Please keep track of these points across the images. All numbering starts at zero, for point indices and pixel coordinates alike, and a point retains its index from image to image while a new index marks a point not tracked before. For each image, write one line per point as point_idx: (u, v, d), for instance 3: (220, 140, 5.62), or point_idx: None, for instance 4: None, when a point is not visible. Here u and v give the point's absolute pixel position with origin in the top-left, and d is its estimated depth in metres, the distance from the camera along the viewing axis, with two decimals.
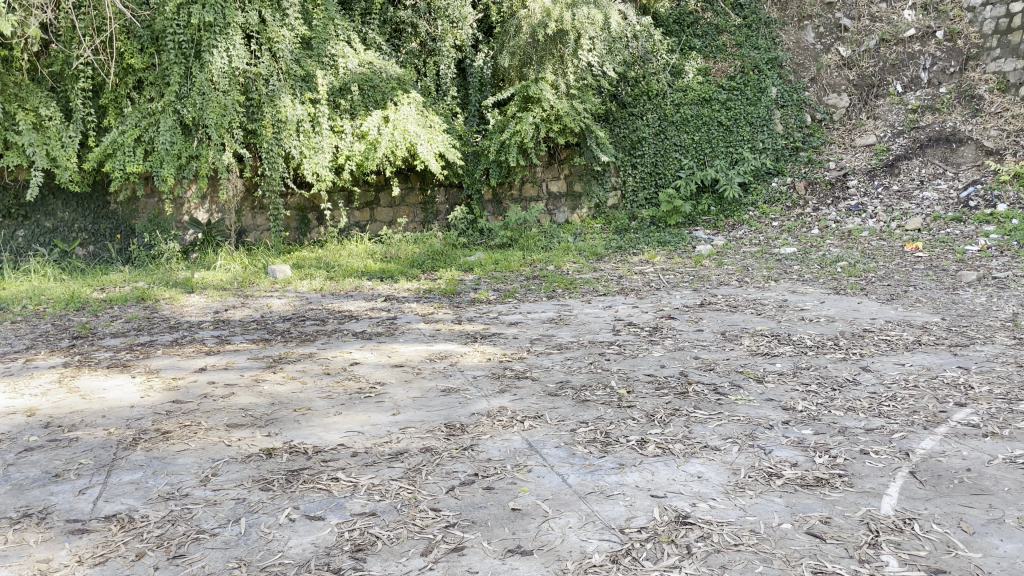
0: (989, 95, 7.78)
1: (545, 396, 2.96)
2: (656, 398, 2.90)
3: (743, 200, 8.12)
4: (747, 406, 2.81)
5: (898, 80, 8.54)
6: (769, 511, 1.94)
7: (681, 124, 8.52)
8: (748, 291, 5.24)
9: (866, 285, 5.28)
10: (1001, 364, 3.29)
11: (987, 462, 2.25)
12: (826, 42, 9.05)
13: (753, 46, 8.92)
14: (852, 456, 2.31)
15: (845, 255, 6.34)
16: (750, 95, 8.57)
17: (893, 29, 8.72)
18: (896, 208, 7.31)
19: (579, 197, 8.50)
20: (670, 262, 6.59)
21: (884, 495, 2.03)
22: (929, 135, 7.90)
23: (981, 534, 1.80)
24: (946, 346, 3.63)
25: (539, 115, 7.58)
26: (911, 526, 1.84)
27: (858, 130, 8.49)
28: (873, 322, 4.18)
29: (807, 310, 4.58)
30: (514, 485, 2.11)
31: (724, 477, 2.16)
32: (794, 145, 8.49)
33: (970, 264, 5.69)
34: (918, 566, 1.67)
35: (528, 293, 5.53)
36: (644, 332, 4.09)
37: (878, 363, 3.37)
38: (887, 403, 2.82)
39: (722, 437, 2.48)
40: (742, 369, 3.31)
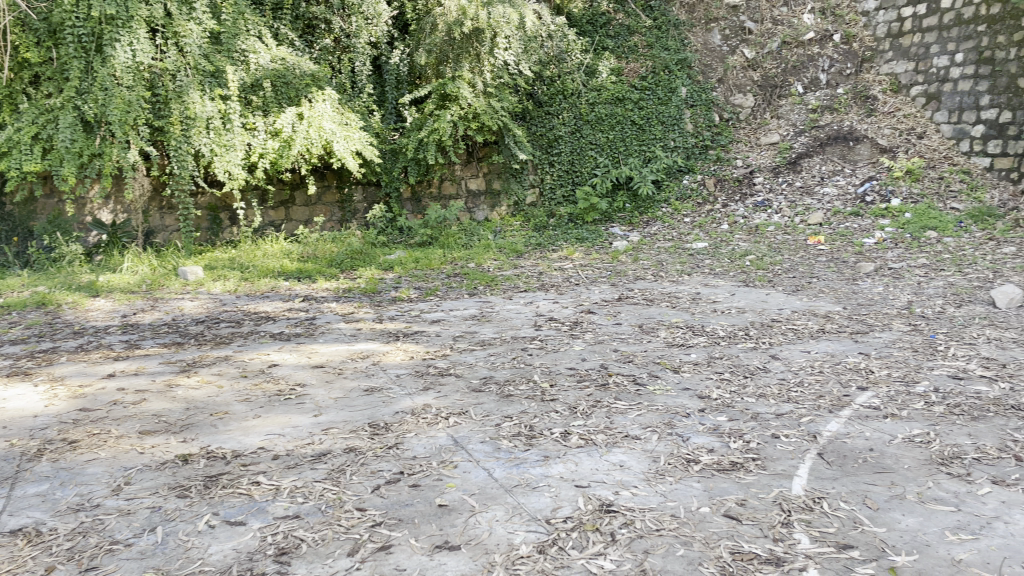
0: (882, 96, 8.35)
1: (469, 392, 2.98)
2: (578, 390, 2.96)
3: (657, 197, 8.33)
4: (665, 395, 2.91)
5: (799, 81, 8.92)
6: (688, 496, 2.02)
7: (595, 123, 8.62)
8: (663, 285, 5.40)
9: (773, 278, 5.52)
10: (898, 350, 3.50)
11: (888, 441, 2.40)
12: (731, 44, 9.39)
13: (664, 47, 9.15)
14: (763, 440, 2.43)
15: (753, 249, 6.60)
16: (662, 94, 8.74)
17: (795, 31, 9.13)
18: (799, 203, 7.64)
19: (498, 194, 8.54)
20: (588, 258, 6.71)
21: (794, 476, 2.14)
22: (829, 134, 8.28)
23: (885, 510, 1.93)
24: (848, 334, 3.84)
25: (457, 113, 7.58)
26: (820, 505, 1.95)
27: (763, 129, 8.83)
28: (780, 312, 4.38)
29: (719, 302, 4.75)
30: (440, 481, 2.13)
31: (645, 464, 2.23)
32: (704, 143, 8.76)
33: (868, 256, 6.02)
34: (828, 542, 1.77)
35: (449, 291, 5.54)
36: (566, 327, 4.16)
37: (786, 352, 3.53)
38: (796, 388, 2.97)
39: (642, 426, 2.56)
40: (659, 360, 3.42)
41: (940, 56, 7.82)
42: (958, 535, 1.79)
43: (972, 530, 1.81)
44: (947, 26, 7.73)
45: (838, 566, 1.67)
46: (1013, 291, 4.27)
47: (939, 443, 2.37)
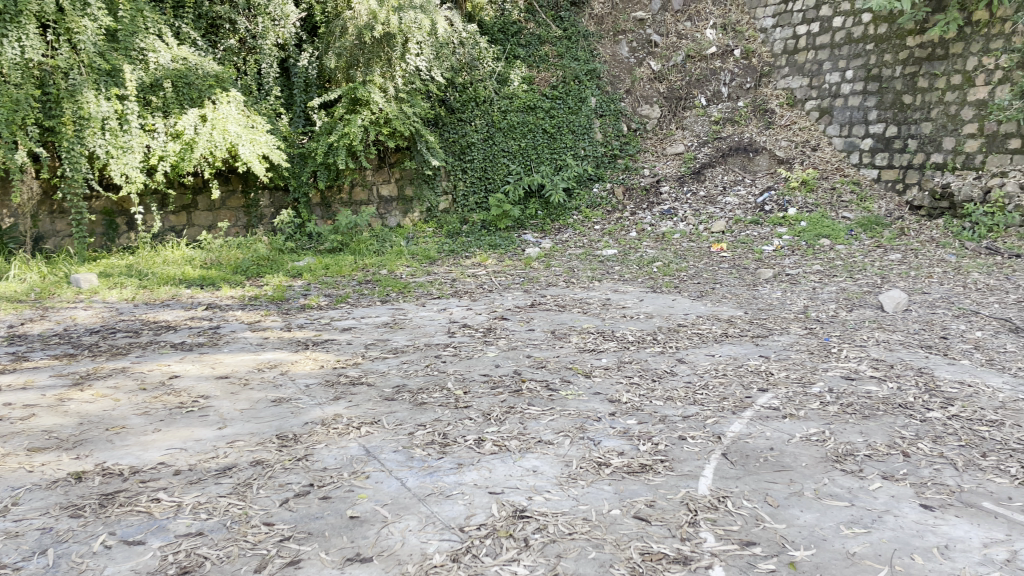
0: (779, 109, 8.72)
1: (381, 400, 2.94)
2: (491, 397, 2.97)
3: (568, 204, 8.45)
4: (577, 400, 2.94)
5: (702, 94, 9.22)
6: (600, 499, 2.05)
7: (508, 130, 8.67)
8: (574, 291, 5.48)
9: (679, 284, 5.68)
10: (795, 352, 3.66)
11: (787, 440, 2.50)
12: (638, 56, 9.65)
13: (574, 57, 9.32)
14: (671, 442, 2.49)
15: (660, 255, 6.78)
16: (571, 104, 8.94)
17: (698, 46, 9.41)
18: (703, 212, 7.90)
19: (411, 201, 8.46)
20: (501, 264, 6.74)
21: (700, 477, 2.21)
22: (730, 145, 8.60)
23: (784, 507, 2.01)
24: (749, 337, 3.99)
25: (368, 118, 7.47)
26: (725, 503, 2.02)
27: (669, 140, 9.10)
28: (686, 317, 4.52)
29: (628, 307, 4.85)
30: (351, 493, 2.09)
31: (558, 469, 2.26)
32: (613, 153, 8.96)
33: (767, 263, 6.28)
34: (732, 539, 1.83)
35: (360, 298, 5.45)
36: (479, 333, 4.16)
37: (691, 355, 3.64)
38: (701, 391, 3.06)
39: (554, 431, 2.58)
40: (571, 365, 3.46)
41: (831, 73, 8.26)
42: (852, 529, 1.88)
43: (865, 524, 1.91)
44: (838, 44, 8.18)
45: (742, 563, 1.73)
46: (899, 295, 4.53)
47: (833, 441, 2.49)
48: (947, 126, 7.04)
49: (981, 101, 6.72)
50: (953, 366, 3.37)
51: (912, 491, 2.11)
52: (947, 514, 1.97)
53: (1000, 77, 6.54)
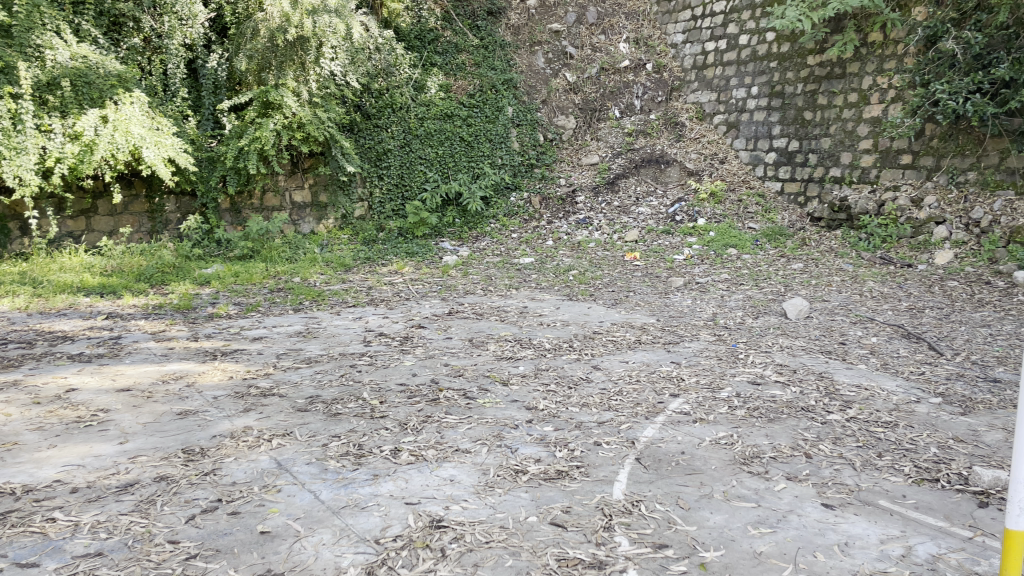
0: (689, 122, 9.15)
1: (294, 412, 2.86)
2: (408, 406, 2.93)
3: (485, 213, 8.47)
4: (494, 408, 2.94)
5: (616, 106, 9.44)
6: (516, 506, 2.05)
7: (425, 137, 8.57)
8: (492, 299, 5.49)
9: (594, 292, 5.78)
10: (705, 358, 3.77)
11: (697, 444, 2.57)
12: (554, 67, 9.69)
13: (491, 66, 9.23)
14: (587, 448, 2.52)
15: (576, 264, 6.87)
16: (489, 112, 8.90)
17: (611, 59, 9.70)
18: (617, 221, 8.05)
19: (325, 207, 8.30)
20: (418, 272, 6.69)
21: (615, 482, 2.24)
22: (642, 156, 8.81)
23: (695, 509, 2.06)
24: (661, 344, 4.08)
25: (280, 122, 7.32)
26: (638, 508, 2.05)
27: (584, 150, 9.27)
28: (601, 324, 4.59)
29: (545, 315, 4.90)
30: (262, 508, 2.02)
31: (475, 477, 2.25)
32: (530, 162, 9.04)
33: (678, 271, 6.45)
34: (645, 543, 1.86)
35: (272, 307, 5.31)
36: (395, 342, 4.12)
37: (606, 362, 3.70)
38: (616, 397, 3.11)
39: (472, 440, 2.57)
40: (488, 373, 3.46)
41: (738, 88, 8.67)
42: (759, 529, 1.94)
43: (771, 524, 1.97)
44: (744, 61, 8.59)
45: (655, 565, 1.76)
46: (801, 303, 4.73)
47: (741, 445, 2.57)
48: (845, 142, 7.42)
49: (875, 118, 7.11)
50: (850, 371, 3.54)
51: (814, 490, 2.20)
52: (847, 512, 2.06)
53: (893, 96, 6.93)
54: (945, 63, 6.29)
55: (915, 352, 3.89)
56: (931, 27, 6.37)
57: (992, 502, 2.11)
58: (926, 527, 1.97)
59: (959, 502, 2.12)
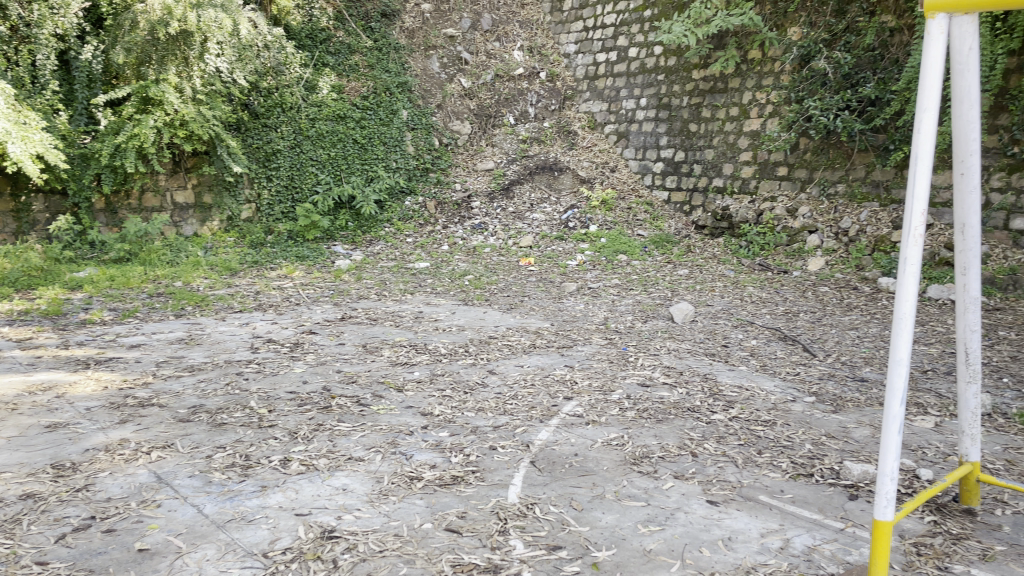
0: (582, 131, 9.42)
1: (175, 422, 2.73)
2: (298, 415, 2.84)
3: (379, 217, 8.33)
4: (388, 415, 2.90)
5: (511, 113, 9.54)
6: (411, 514, 2.03)
7: (316, 139, 8.32)
8: (386, 304, 5.42)
9: (490, 297, 5.80)
10: (597, 361, 3.85)
11: (590, 446, 2.62)
12: (449, 72, 9.67)
13: (384, 69, 9.15)
14: (482, 452, 2.52)
15: (471, 269, 6.87)
16: (383, 115, 8.81)
17: (505, 66, 9.80)
18: (512, 227, 8.11)
19: (209, 209, 7.95)
20: (309, 277, 6.53)
21: (510, 485, 2.25)
22: (536, 163, 8.94)
23: (588, 510, 2.09)
24: (555, 348, 4.14)
25: (161, 119, 6.97)
26: (533, 510, 2.07)
27: (479, 156, 9.27)
28: (496, 329, 4.61)
29: (440, 320, 4.87)
30: (140, 524, 1.91)
31: (368, 486, 2.21)
32: (424, 166, 8.98)
33: (571, 277, 6.56)
34: (539, 544, 1.88)
35: (151, 312, 5.04)
36: (285, 348, 4.00)
37: (502, 366, 3.72)
38: (511, 401, 3.13)
39: (365, 447, 2.53)
40: (382, 379, 3.41)
41: (628, 99, 8.96)
42: (648, 527, 1.99)
43: (659, 522, 2.03)
44: (634, 73, 8.89)
45: (549, 567, 1.78)
46: (687, 307, 4.92)
47: (631, 445, 2.63)
48: (727, 153, 7.78)
49: (754, 132, 7.48)
50: (732, 372, 3.70)
51: (700, 488, 2.28)
52: (730, 508, 2.15)
53: (770, 111, 7.31)
54: (818, 81, 6.69)
55: (791, 354, 4.11)
56: (805, 46, 6.78)
57: (861, 495, 2.25)
58: (803, 520, 2.08)
59: (832, 494, 2.25)
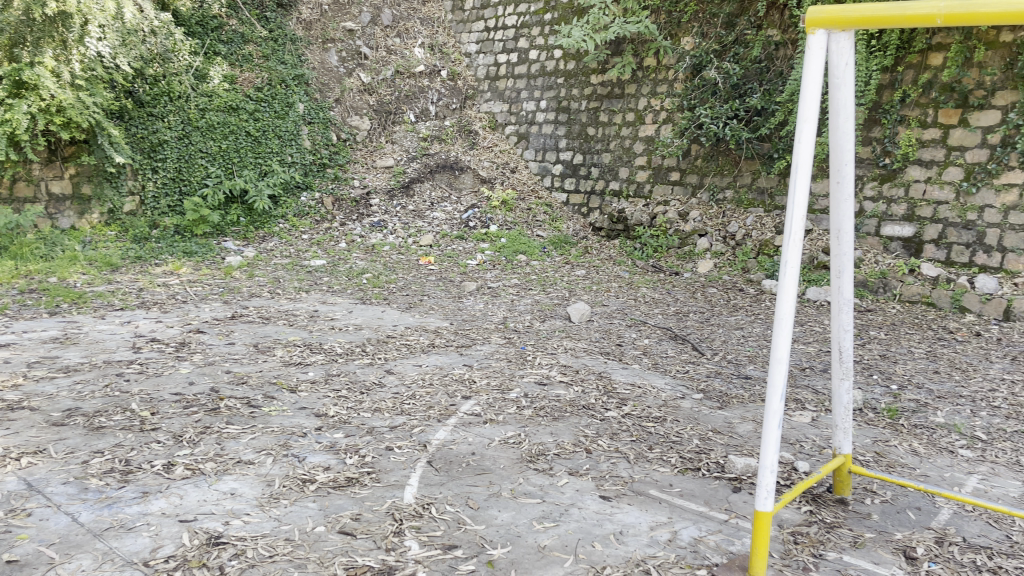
0: (482, 131, 9.45)
1: (48, 427, 2.57)
2: (183, 417, 2.73)
3: (273, 212, 8.08)
4: (281, 416, 2.83)
5: (411, 110, 9.48)
6: (303, 517, 1.99)
7: (206, 130, 7.95)
8: (280, 303, 5.27)
9: (388, 296, 5.74)
10: (495, 360, 3.88)
11: (487, 445, 2.63)
12: (348, 66, 9.49)
13: (280, 60, 8.82)
14: (378, 453, 2.49)
15: (369, 267, 6.77)
16: (278, 108, 8.53)
17: (406, 63, 9.72)
18: (412, 225, 8.04)
19: (88, 201, 7.41)
20: (197, 273, 6.27)
21: (406, 486, 2.24)
22: (437, 162, 8.91)
23: (484, 508, 2.10)
24: (454, 348, 4.14)
25: (36, 104, 6.52)
26: (429, 510, 2.07)
27: (379, 152, 9.15)
28: (395, 328, 4.57)
29: (336, 319, 4.78)
30: (8, 535, 1.79)
31: (258, 490, 2.14)
32: (321, 161, 8.78)
33: (471, 276, 6.57)
34: (435, 544, 1.88)
35: (22, 310, 4.72)
36: (170, 348, 3.83)
37: (400, 366, 3.69)
38: (408, 401, 3.11)
39: (255, 450, 2.45)
40: (275, 380, 3.31)
41: (528, 101, 9.07)
42: (543, 524, 2.02)
43: (554, 518, 2.06)
44: (534, 76, 9.00)
45: (444, 567, 1.78)
46: (583, 307, 5.01)
47: (527, 443, 2.67)
48: (623, 157, 8.00)
49: (649, 137, 7.71)
50: (626, 370, 3.80)
51: (593, 484, 2.33)
52: (622, 502, 2.21)
53: (664, 117, 7.56)
54: (708, 90, 6.97)
55: (681, 353, 4.26)
56: (697, 56, 7.05)
57: (744, 487, 2.36)
58: (690, 513, 2.16)
59: (717, 487, 2.35)
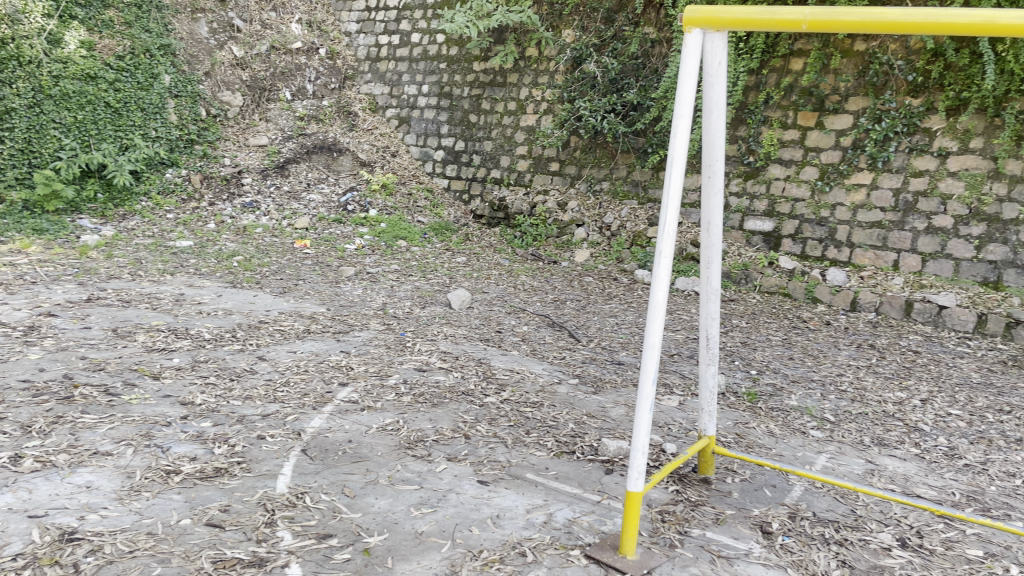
0: (362, 113, 9.24)
1: None
2: (32, 407, 2.53)
3: (135, 188, 7.58)
4: (142, 405, 2.67)
5: (287, 88, 9.14)
6: (167, 510, 1.89)
7: (59, 99, 7.35)
8: (142, 285, 4.98)
9: (260, 280, 5.52)
10: (374, 347, 3.81)
11: (364, 432, 2.59)
12: (219, 38, 9.04)
13: (144, 28, 8.18)
14: (249, 442, 2.40)
15: (240, 250, 6.51)
16: (141, 79, 7.99)
17: (282, 38, 9.35)
18: (286, 207, 7.78)
19: None
20: (48, 253, 5.81)
21: (279, 475, 2.17)
22: (314, 143, 8.66)
23: (360, 496, 2.07)
24: (330, 334, 4.04)
25: None
26: (303, 499, 2.01)
27: (251, 130, 8.78)
28: (268, 313, 4.41)
29: (205, 303, 4.56)
30: None
31: (117, 482, 2.02)
32: (189, 137, 8.32)
33: (349, 261, 6.43)
34: (308, 534, 1.83)
35: None
36: (17, 332, 3.53)
37: (273, 352, 3.57)
38: (282, 388, 3.01)
39: (114, 441, 2.31)
40: (136, 366, 3.13)
41: (410, 85, 8.95)
42: (420, 510, 2.01)
43: (431, 504, 2.06)
44: (416, 59, 8.89)
45: (318, 556, 1.74)
46: (463, 294, 5.01)
47: (405, 430, 2.64)
48: (505, 146, 8.07)
49: (530, 127, 7.83)
50: (505, 357, 3.84)
51: (471, 469, 2.35)
52: (499, 486, 2.23)
53: (545, 108, 7.69)
54: (588, 83, 7.12)
55: (558, 340, 4.34)
56: (577, 49, 7.18)
57: (616, 469, 2.43)
58: (564, 495, 2.21)
59: (590, 470, 2.42)
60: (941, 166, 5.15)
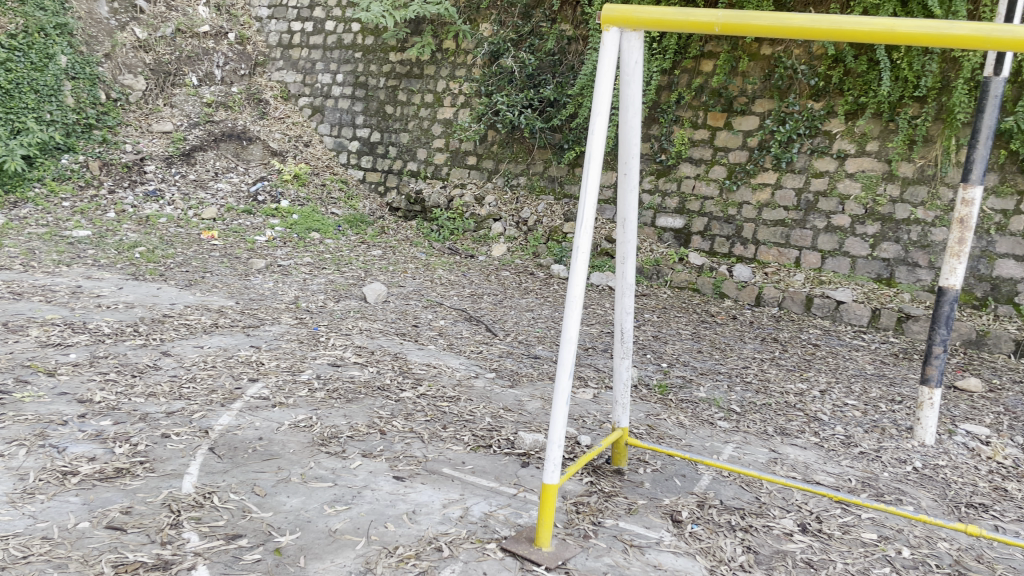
0: (274, 101, 8.96)
1: None
2: None
3: (27, 174, 7.15)
4: (36, 403, 2.52)
5: (193, 73, 8.79)
6: (64, 513, 1.79)
7: None
8: (34, 277, 4.70)
9: (164, 272, 5.30)
10: (285, 342, 3.72)
11: (276, 429, 2.52)
12: (120, 19, 8.69)
13: (39, 5, 7.68)
14: (152, 441, 2.31)
15: (143, 240, 6.23)
16: (35, 59, 7.49)
17: (189, 21, 9.02)
18: (193, 197, 7.49)
19: None
20: None
21: (185, 474, 2.09)
22: (222, 130, 8.37)
23: (271, 494, 2.02)
24: (239, 328, 3.92)
25: None
26: (210, 500, 1.95)
27: (155, 116, 8.40)
28: (172, 307, 4.23)
29: (103, 296, 4.35)
30: None
31: (9, 485, 1.91)
32: (87, 121, 7.85)
33: (259, 253, 6.25)
34: (217, 535, 1.77)
35: None
36: None
37: (178, 347, 3.43)
38: (187, 385, 2.90)
39: (4, 441, 2.17)
40: (28, 363, 2.95)
41: (323, 74, 8.77)
42: (334, 508, 1.98)
43: (346, 501, 2.03)
44: (330, 48, 8.71)
45: (227, 558, 1.68)
46: (379, 287, 4.95)
47: (319, 426, 2.59)
48: (421, 138, 8.01)
49: (447, 120, 7.80)
50: (421, 351, 3.81)
51: (387, 464, 2.32)
52: (415, 482, 2.22)
53: (462, 101, 7.67)
54: (505, 78, 7.15)
55: (475, 334, 4.34)
56: (495, 43, 7.23)
57: (531, 462, 2.46)
58: (480, 488, 2.22)
59: (506, 463, 2.43)
60: (840, 168, 5.40)
